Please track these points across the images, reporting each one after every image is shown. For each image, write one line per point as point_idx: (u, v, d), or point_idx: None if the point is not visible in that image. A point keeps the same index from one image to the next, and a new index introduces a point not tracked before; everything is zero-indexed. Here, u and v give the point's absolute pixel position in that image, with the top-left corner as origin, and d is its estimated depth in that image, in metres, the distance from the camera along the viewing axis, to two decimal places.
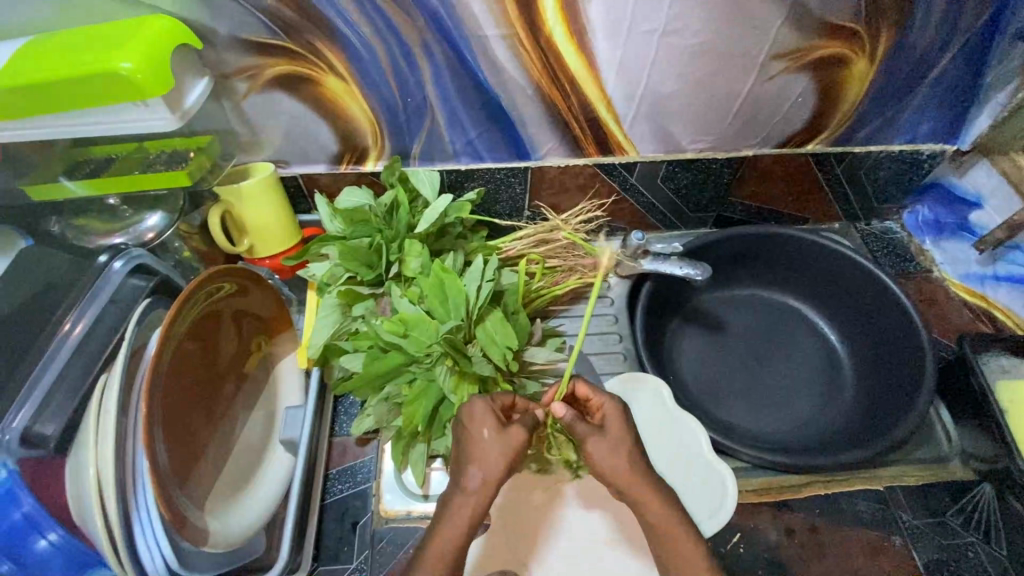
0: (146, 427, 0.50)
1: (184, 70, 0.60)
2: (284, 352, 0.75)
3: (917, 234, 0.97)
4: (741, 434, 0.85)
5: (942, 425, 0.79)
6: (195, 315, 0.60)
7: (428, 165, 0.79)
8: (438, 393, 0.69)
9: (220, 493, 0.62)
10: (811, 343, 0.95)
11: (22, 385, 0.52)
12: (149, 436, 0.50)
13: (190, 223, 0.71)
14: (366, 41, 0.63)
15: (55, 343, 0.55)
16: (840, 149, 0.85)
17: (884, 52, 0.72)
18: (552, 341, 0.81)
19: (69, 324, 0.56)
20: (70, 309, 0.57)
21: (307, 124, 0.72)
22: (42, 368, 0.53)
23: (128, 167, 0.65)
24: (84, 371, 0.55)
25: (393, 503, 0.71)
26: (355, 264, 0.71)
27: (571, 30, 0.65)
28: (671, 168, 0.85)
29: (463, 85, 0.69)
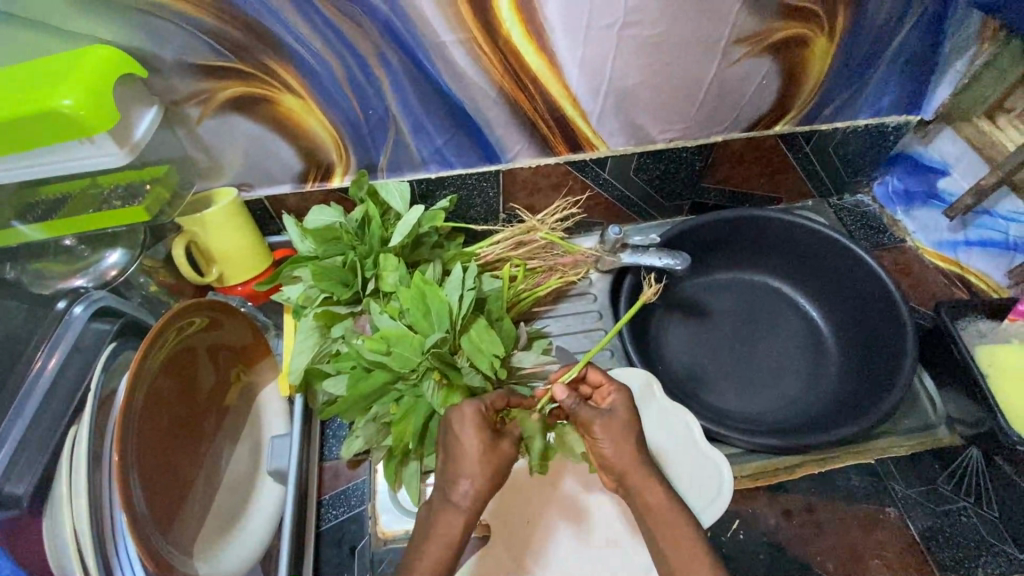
0: (122, 478, 0.48)
1: (132, 102, 0.58)
2: (265, 381, 0.73)
3: (889, 205, 0.98)
4: (732, 419, 0.85)
5: (925, 392, 0.80)
6: (169, 352, 0.58)
7: (397, 176, 0.78)
8: (428, 407, 0.68)
9: (209, 534, 0.59)
10: (794, 321, 0.96)
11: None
12: (124, 486, 0.48)
13: (155, 256, 0.69)
14: (320, 57, 0.61)
15: (21, 398, 0.52)
16: (807, 128, 0.86)
17: (842, 30, 0.72)
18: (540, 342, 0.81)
19: (42, 361, 0.54)
20: (42, 346, 0.56)
21: (267, 144, 0.70)
22: (10, 423, 0.51)
23: (82, 205, 0.63)
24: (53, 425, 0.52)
25: (391, 523, 0.70)
26: (330, 284, 0.70)
27: (529, 30, 0.63)
28: (643, 159, 0.84)
29: (424, 92, 0.67)
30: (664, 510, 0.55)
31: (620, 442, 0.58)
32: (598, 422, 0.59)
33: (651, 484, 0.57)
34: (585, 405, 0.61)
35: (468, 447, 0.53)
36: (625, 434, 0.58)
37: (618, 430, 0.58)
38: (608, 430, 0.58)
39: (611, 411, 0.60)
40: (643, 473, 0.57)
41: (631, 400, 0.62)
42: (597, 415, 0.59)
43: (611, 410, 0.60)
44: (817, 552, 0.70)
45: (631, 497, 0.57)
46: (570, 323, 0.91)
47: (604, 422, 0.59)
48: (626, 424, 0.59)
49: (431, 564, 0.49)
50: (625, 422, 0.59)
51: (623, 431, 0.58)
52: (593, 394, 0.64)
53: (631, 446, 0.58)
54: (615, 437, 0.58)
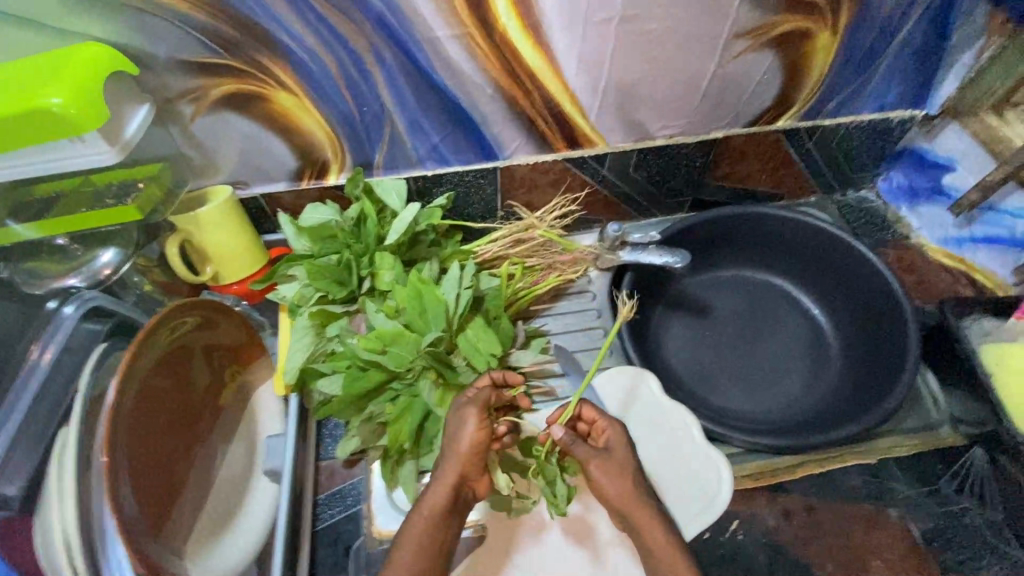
0: (112, 481, 0.47)
1: (122, 98, 0.57)
2: (260, 380, 0.72)
3: (893, 202, 0.96)
4: (732, 418, 0.85)
5: (927, 391, 0.79)
6: (160, 353, 0.58)
7: (393, 173, 0.77)
8: (424, 406, 0.68)
9: (200, 535, 0.59)
10: (795, 319, 0.95)
11: None
12: (114, 490, 0.47)
13: (149, 255, 0.68)
14: (313, 54, 0.60)
15: (16, 390, 0.52)
16: (809, 123, 0.84)
17: (847, 23, 0.71)
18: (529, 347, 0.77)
19: (38, 354, 0.55)
20: (38, 339, 0.56)
21: (262, 142, 0.69)
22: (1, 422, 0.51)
23: (76, 204, 0.62)
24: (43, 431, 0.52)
25: (387, 523, 0.69)
26: (325, 282, 0.69)
27: (527, 25, 0.62)
28: (643, 155, 0.83)
29: (420, 89, 0.66)
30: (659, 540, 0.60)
31: (618, 480, 0.62)
32: (593, 461, 0.63)
33: (649, 521, 0.61)
34: (581, 443, 0.64)
35: (463, 430, 0.59)
36: (624, 476, 0.63)
37: (614, 469, 0.63)
38: (605, 470, 0.62)
39: (608, 451, 0.64)
40: (642, 506, 0.62)
41: (626, 434, 0.66)
42: (595, 455, 0.63)
43: (608, 448, 0.65)
44: (815, 552, 0.70)
45: (632, 530, 0.62)
46: (568, 322, 0.90)
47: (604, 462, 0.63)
48: (623, 464, 0.63)
49: (423, 518, 0.58)
50: (621, 462, 0.63)
51: (619, 471, 0.63)
52: (590, 430, 0.68)
53: (626, 483, 0.62)
54: (614, 476, 0.62)
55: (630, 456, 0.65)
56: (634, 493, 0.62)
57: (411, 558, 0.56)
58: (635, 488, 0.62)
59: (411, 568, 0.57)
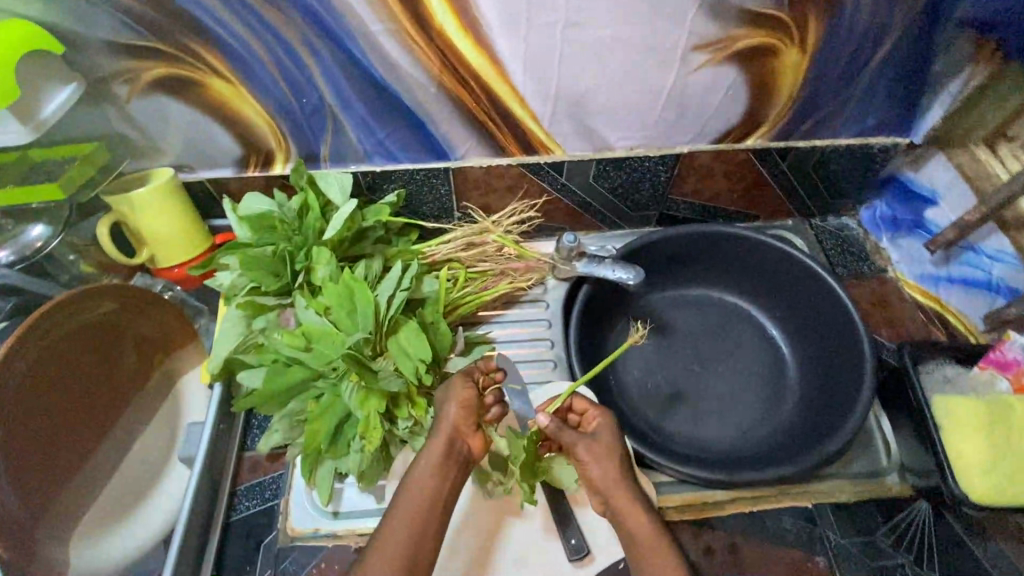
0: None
1: (44, 76, 0.57)
2: (188, 367, 0.72)
3: (875, 231, 0.92)
4: (677, 444, 0.81)
5: (880, 434, 0.76)
6: (60, 335, 0.58)
7: (340, 167, 0.76)
8: (344, 409, 0.66)
9: (96, 519, 0.59)
10: (758, 346, 0.91)
11: None
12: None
13: (80, 237, 0.69)
14: (243, 41, 0.60)
15: None
16: (782, 143, 0.80)
17: (815, 42, 0.67)
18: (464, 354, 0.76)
19: None
20: None
21: (202, 128, 0.68)
22: None
23: (4, 177, 0.61)
24: None
25: (301, 521, 0.69)
26: (258, 273, 0.68)
27: (465, 24, 0.60)
28: (602, 166, 0.80)
29: (359, 83, 0.65)
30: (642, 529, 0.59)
31: (606, 463, 0.61)
32: (581, 445, 0.61)
33: (633, 505, 0.60)
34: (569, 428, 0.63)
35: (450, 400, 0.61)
36: (613, 461, 0.61)
37: (602, 450, 0.62)
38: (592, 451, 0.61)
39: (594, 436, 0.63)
40: (628, 495, 0.60)
41: (615, 424, 0.64)
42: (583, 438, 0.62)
43: (596, 434, 0.63)
44: None
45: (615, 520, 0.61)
46: (517, 330, 0.88)
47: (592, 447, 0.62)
48: (613, 449, 0.62)
49: (418, 481, 0.58)
50: (609, 445, 0.62)
51: (607, 454, 0.61)
52: (580, 420, 0.66)
53: (616, 469, 0.61)
54: (602, 462, 0.61)
55: (618, 439, 0.63)
56: (621, 478, 0.61)
57: (400, 523, 0.55)
58: (624, 473, 0.61)
59: (402, 538, 0.55)
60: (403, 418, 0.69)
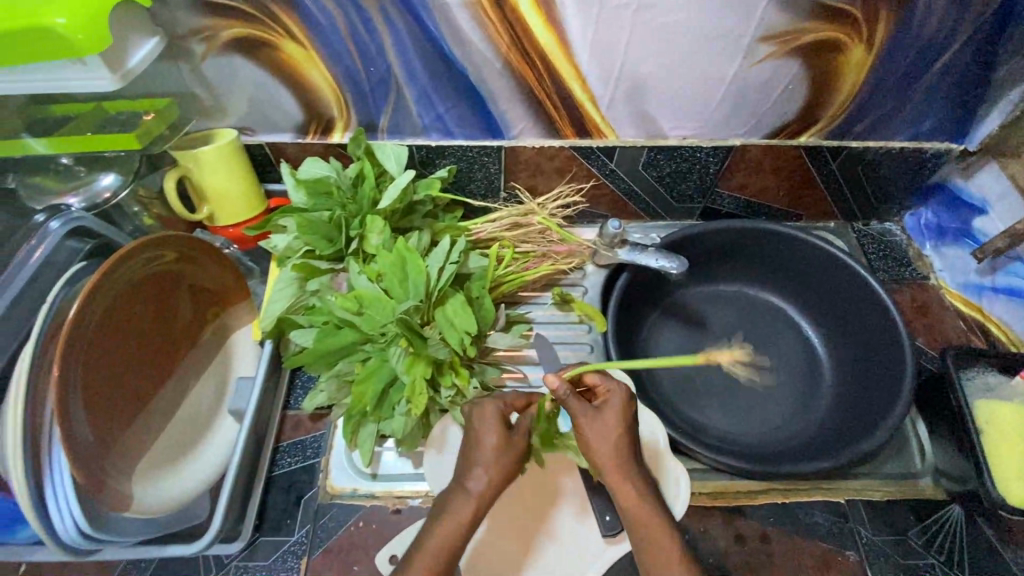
0: (58, 395, 0.49)
1: (132, 29, 0.58)
2: (239, 324, 0.74)
3: (918, 238, 0.92)
4: (709, 435, 0.81)
5: (916, 438, 0.76)
6: (128, 281, 0.59)
7: (397, 139, 0.77)
8: (389, 373, 0.68)
9: (152, 461, 0.61)
10: (793, 345, 0.91)
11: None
12: (59, 399, 0.50)
13: (149, 187, 0.71)
14: (322, 7, 0.61)
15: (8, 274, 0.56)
16: (834, 143, 0.80)
17: (882, 40, 0.67)
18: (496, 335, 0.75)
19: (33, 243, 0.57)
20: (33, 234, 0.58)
21: (270, 91, 0.70)
22: None
23: (85, 125, 0.64)
24: (11, 341, 0.54)
25: (340, 479, 0.71)
26: (313, 237, 0.69)
27: (538, 1, 0.61)
28: (653, 154, 0.81)
29: (427, 56, 0.66)
30: (643, 518, 0.56)
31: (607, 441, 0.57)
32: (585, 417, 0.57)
33: (625, 480, 0.57)
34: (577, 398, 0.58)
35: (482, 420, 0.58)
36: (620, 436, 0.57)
37: (604, 427, 0.57)
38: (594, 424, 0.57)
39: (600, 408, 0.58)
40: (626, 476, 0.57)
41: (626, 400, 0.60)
42: (591, 413, 0.58)
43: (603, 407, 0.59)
44: None
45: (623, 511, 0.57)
46: (555, 312, 0.88)
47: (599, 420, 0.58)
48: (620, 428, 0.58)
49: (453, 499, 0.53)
50: (617, 424, 0.58)
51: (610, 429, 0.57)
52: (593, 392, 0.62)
53: (620, 447, 0.57)
54: (605, 440, 0.57)
55: (628, 413, 0.59)
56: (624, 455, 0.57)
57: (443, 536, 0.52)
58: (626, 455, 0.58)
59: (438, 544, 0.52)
60: (447, 387, 0.70)
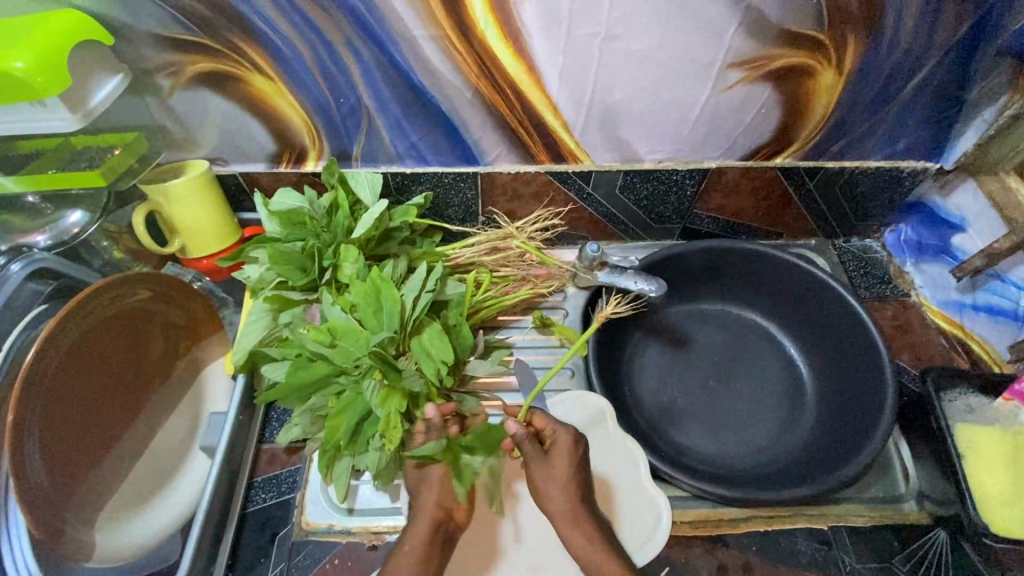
0: (13, 443, 0.48)
1: (94, 68, 0.58)
2: (212, 357, 0.73)
3: (898, 255, 0.91)
4: (692, 459, 0.80)
5: (899, 461, 0.75)
6: (96, 320, 0.59)
7: (371, 167, 0.76)
8: (364, 406, 0.67)
9: (120, 504, 0.60)
10: (776, 365, 0.90)
11: None
12: (14, 447, 0.49)
13: (117, 223, 0.70)
14: (288, 40, 0.61)
15: None
16: (811, 163, 0.80)
17: (853, 64, 0.67)
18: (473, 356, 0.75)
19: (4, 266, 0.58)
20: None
21: (240, 123, 0.69)
22: None
23: (48, 164, 0.63)
24: None
25: (316, 515, 0.70)
26: (286, 268, 0.68)
27: (506, 32, 0.61)
28: (630, 178, 0.80)
29: (397, 87, 0.66)
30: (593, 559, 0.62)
31: (556, 486, 0.63)
32: (535, 464, 0.64)
33: (574, 525, 0.62)
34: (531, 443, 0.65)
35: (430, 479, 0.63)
36: (566, 480, 0.64)
37: (552, 477, 0.63)
38: (543, 471, 0.64)
39: (549, 457, 0.65)
40: (574, 520, 0.62)
41: (574, 441, 0.66)
42: (538, 459, 0.64)
43: (550, 451, 0.65)
44: None
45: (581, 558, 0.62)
46: (536, 336, 0.87)
47: (544, 466, 0.64)
48: (568, 466, 0.64)
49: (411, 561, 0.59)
50: (564, 466, 0.64)
51: (558, 479, 0.63)
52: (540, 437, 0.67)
53: (571, 490, 0.64)
54: (556, 480, 0.63)
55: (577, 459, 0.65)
56: (574, 499, 0.63)
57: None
58: (578, 498, 0.64)
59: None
60: (423, 419, 0.69)
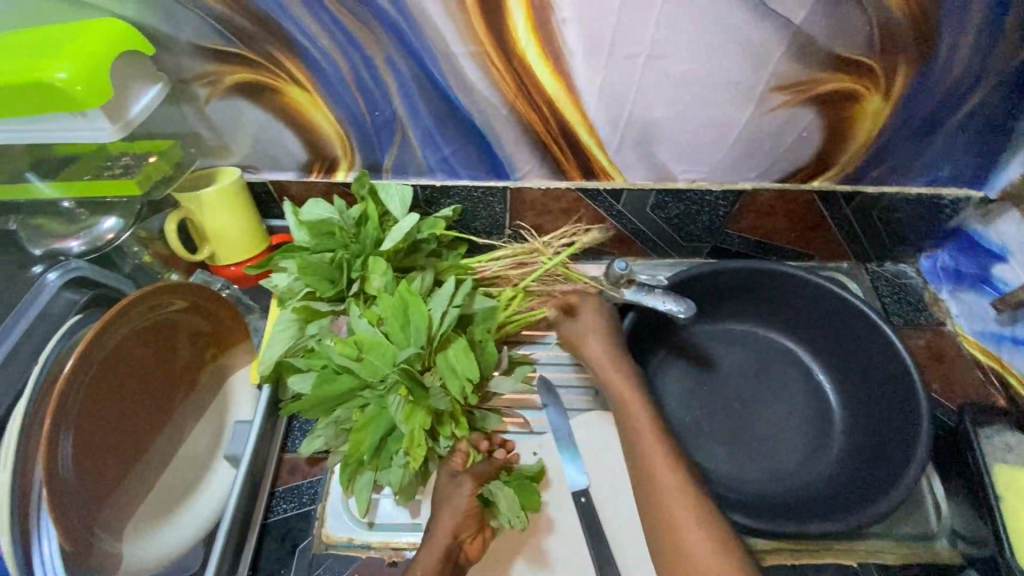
0: (48, 455, 0.49)
1: (135, 78, 0.58)
2: (238, 366, 0.73)
3: (934, 282, 0.89)
4: (715, 484, 0.79)
5: (932, 496, 0.73)
6: (129, 330, 0.59)
7: (401, 179, 0.76)
8: (389, 421, 0.66)
9: (146, 514, 0.60)
10: (803, 390, 0.88)
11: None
12: (48, 459, 0.49)
13: (149, 229, 0.70)
14: (327, 54, 0.60)
15: (16, 313, 0.57)
16: (849, 188, 0.78)
17: (901, 90, 0.65)
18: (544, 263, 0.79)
19: (42, 278, 0.59)
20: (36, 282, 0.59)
21: (274, 132, 0.69)
22: None
23: (86, 170, 0.64)
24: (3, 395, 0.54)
25: (336, 529, 0.70)
26: (315, 279, 0.68)
27: (547, 51, 0.60)
28: (662, 197, 0.79)
29: (433, 101, 0.66)
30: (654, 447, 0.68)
31: (594, 341, 0.78)
32: (570, 325, 0.81)
33: (613, 369, 0.76)
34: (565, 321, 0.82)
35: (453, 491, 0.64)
36: (598, 326, 0.80)
37: (587, 327, 0.80)
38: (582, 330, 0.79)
39: (583, 316, 0.81)
40: (636, 402, 0.72)
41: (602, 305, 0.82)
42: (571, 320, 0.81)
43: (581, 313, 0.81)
44: None
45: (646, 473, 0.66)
46: (559, 353, 0.86)
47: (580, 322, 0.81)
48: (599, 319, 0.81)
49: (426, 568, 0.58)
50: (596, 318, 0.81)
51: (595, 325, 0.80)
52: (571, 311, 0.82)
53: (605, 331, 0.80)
54: (589, 326, 0.80)
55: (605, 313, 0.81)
56: (609, 346, 0.78)
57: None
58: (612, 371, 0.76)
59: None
60: (446, 437, 0.67)
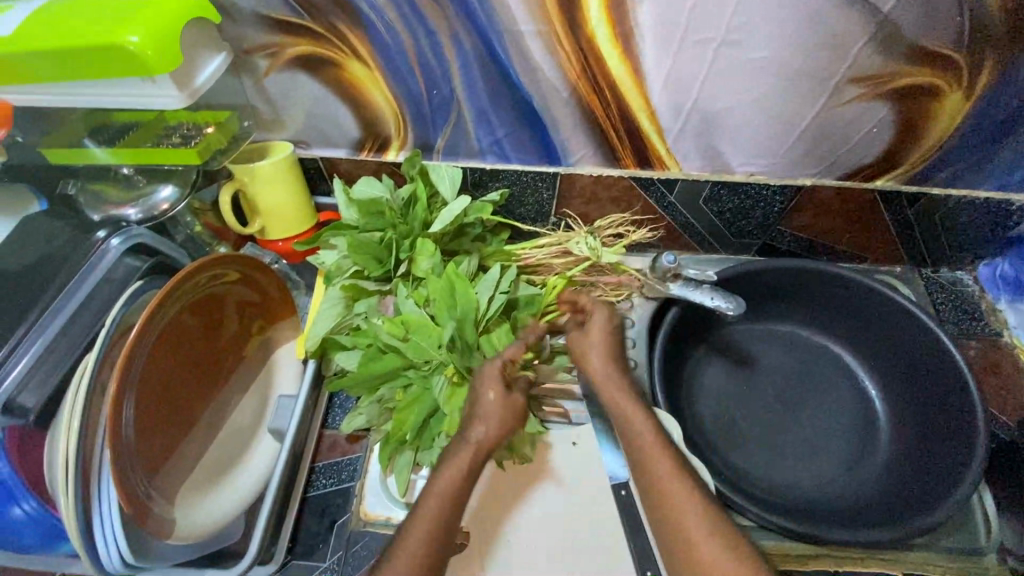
0: (114, 420, 0.49)
1: (201, 46, 0.58)
2: (284, 341, 0.73)
3: (991, 290, 0.86)
4: (753, 485, 0.77)
5: (983, 511, 0.71)
6: (185, 300, 0.59)
7: (451, 160, 0.75)
8: (433, 402, 0.65)
9: (195, 483, 0.61)
10: (847, 395, 0.86)
11: (55, 295, 0.57)
12: (114, 425, 0.50)
13: (202, 200, 0.70)
14: (392, 27, 0.60)
15: (77, 277, 0.57)
16: (914, 189, 0.75)
17: (983, 88, 0.62)
18: (579, 241, 0.78)
19: (102, 242, 0.59)
20: (97, 248, 0.59)
21: (330, 108, 0.69)
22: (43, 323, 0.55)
23: (146, 138, 0.64)
24: (68, 353, 0.56)
25: (375, 506, 0.68)
26: (364, 257, 0.66)
27: (617, 32, 0.59)
28: (716, 189, 0.77)
29: (493, 81, 0.64)
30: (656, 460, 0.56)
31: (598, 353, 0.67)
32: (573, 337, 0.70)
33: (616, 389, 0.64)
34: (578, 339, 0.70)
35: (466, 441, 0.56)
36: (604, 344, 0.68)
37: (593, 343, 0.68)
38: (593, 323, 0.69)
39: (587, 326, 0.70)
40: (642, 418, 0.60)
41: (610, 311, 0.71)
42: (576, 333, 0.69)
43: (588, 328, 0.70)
44: None
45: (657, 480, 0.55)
46: None
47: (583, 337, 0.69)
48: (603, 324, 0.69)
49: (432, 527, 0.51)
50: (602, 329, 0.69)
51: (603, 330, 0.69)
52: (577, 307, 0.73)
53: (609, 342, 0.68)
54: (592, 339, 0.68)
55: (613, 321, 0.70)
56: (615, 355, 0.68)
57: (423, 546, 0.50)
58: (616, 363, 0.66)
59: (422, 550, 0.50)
60: None
